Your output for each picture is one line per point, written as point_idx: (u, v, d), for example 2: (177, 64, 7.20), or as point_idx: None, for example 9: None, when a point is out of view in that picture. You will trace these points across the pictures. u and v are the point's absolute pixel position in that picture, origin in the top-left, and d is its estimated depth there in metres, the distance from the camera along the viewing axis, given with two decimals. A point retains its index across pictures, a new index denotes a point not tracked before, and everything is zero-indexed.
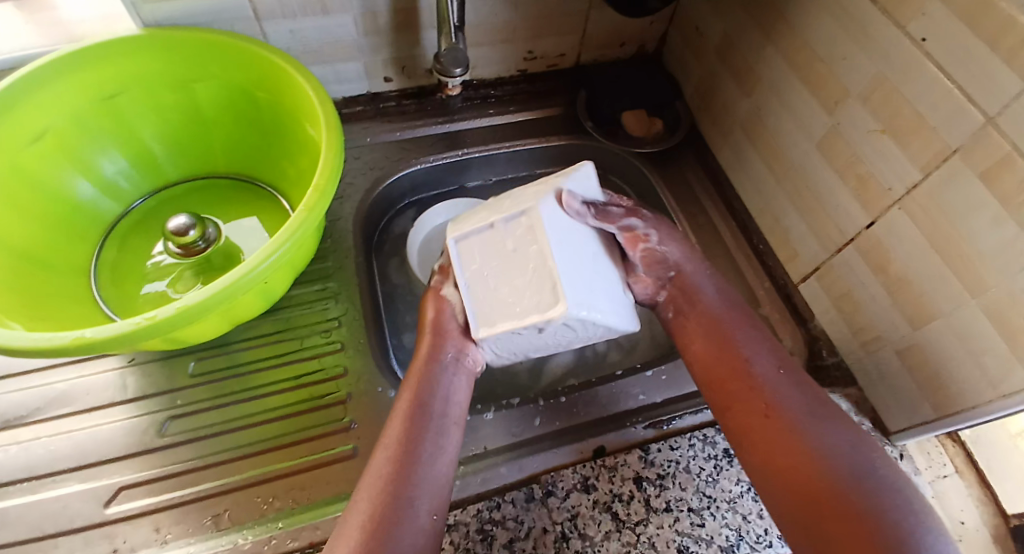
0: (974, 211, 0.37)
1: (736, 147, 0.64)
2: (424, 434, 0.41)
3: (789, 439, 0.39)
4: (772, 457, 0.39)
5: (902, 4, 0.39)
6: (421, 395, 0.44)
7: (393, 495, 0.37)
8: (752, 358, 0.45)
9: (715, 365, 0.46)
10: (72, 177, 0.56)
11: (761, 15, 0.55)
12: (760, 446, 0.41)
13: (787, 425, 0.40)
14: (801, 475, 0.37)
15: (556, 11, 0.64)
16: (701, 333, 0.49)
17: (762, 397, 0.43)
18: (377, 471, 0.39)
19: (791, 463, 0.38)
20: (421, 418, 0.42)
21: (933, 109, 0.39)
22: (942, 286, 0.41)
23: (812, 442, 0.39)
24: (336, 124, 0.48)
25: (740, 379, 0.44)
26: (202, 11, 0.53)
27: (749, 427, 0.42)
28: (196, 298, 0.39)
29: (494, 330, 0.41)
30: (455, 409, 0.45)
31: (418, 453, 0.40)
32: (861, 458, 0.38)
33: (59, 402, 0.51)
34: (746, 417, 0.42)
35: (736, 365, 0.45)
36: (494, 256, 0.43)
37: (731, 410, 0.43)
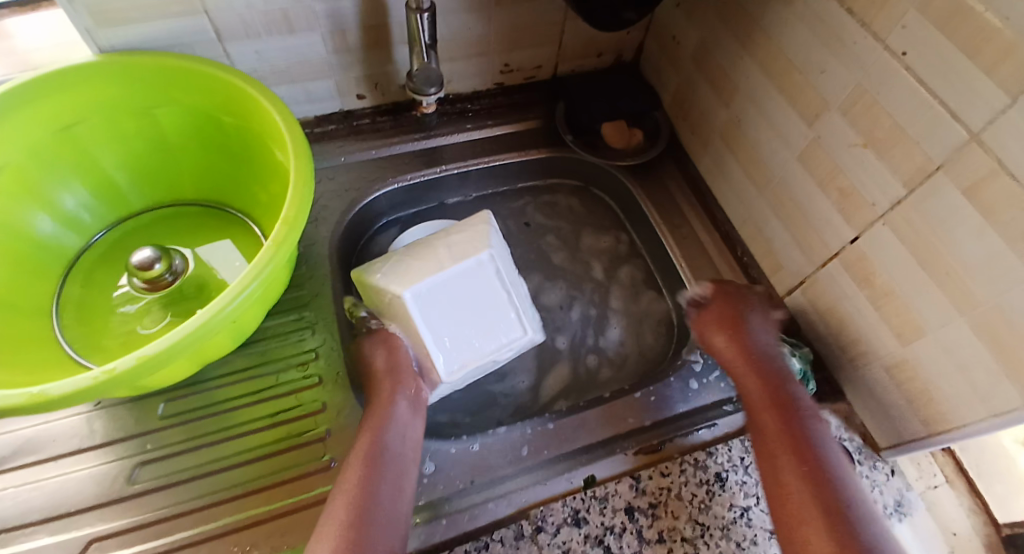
0: (959, 228, 0.37)
1: (717, 157, 0.63)
2: (379, 472, 0.41)
3: (826, 478, 0.41)
4: (787, 499, 0.40)
5: (880, 16, 0.38)
6: (376, 437, 0.44)
7: (350, 540, 0.37)
8: (802, 401, 0.47)
9: (764, 400, 0.47)
10: (32, 213, 0.53)
11: (737, 25, 0.54)
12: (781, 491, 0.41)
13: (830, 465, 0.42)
14: (816, 518, 0.38)
15: (531, 22, 0.62)
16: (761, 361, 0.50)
17: (816, 447, 0.43)
18: (339, 516, 0.38)
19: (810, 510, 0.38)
20: (379, 458, 0.42)
21: (914, 122, 0.38)
22: (929, 301, 0.41)
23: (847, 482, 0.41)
24: (304, 151, 0.46)
25: (798, 418, 0.45)
26: (159, 35, 0.50)
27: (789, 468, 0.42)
28: (158, 346, 0.37)
29: (472, 366, 0.51)
30: (408, 446, 0.45)
31: (377, 492, 0.40)
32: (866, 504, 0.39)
33: (25, 450, 0.48)
34: (780, 458, 0.42)
35: (788, 398, 0.47)
36: (444, 313, 0.51)
37: (786, 438, 0.44)
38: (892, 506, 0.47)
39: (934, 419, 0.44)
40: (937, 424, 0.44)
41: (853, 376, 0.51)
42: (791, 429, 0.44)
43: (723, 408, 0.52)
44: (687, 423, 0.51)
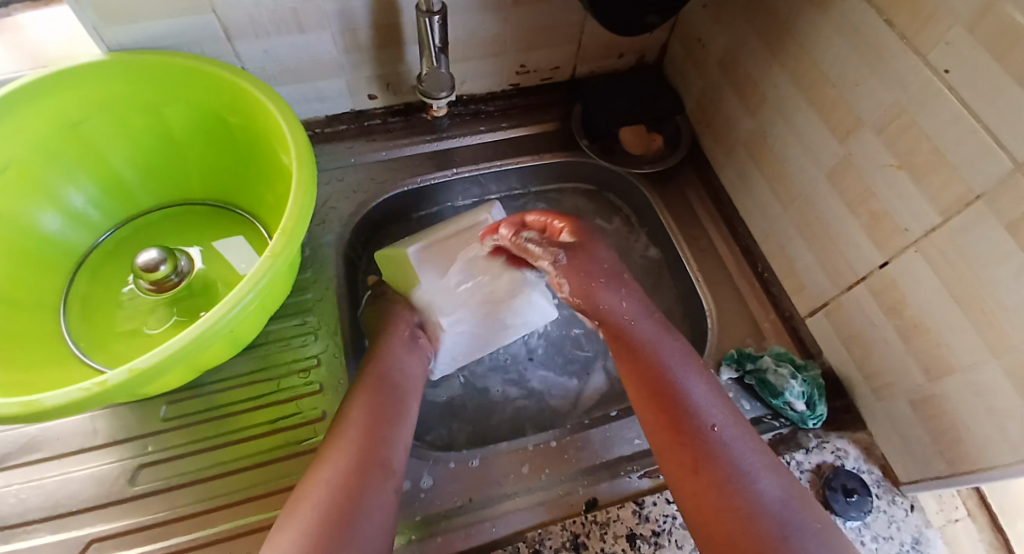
0: (998, 264, 0.34)
1: (739, 167, 0.60)
2: (386, 406, 0.44)
3: (722, 490, 0.35)
4: (704, 514, 0.35)
5: (923, 29, 0.36)
6: (383, 375, 0.47)
7: (362, 452, 0.40)
8: (703, 391, 0.42)
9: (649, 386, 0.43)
10: (40, 210, 0.53)
11: (766, 31, 0.51)
12: (690, 503, 0.37)
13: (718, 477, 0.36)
14: (730, 529, 0.34)
15: (548, 23, 0.60)
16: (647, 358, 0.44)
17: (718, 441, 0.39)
18: (351, 431, 0.41)
19: (717, 509, 0.35)
20: (384, 394, 0.45)
21: (955, 146, 0.35)
22: (962, 338, 0.38)
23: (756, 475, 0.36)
24: (308, 158, 0.45)
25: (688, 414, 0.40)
26: (168, 34, 0.49)
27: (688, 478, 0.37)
28: (151, 358, 0.36)
29: (459, 320, 0.54)
30: (410, 384, 0.48)
31: (387, 417, 0.43)
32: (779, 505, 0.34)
33: (30, 447, 0.48)
34: (690, 460, 0.38)
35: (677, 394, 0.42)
36: (442, 267, 0.54)
37: (676, 440, 0.39)
38: (909, 543, 0.45)
39: (960, 460, 0.41)
40: (963, 466, 0.41)
41: (876, 407, 0.48)
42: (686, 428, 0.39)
43: None
44: None
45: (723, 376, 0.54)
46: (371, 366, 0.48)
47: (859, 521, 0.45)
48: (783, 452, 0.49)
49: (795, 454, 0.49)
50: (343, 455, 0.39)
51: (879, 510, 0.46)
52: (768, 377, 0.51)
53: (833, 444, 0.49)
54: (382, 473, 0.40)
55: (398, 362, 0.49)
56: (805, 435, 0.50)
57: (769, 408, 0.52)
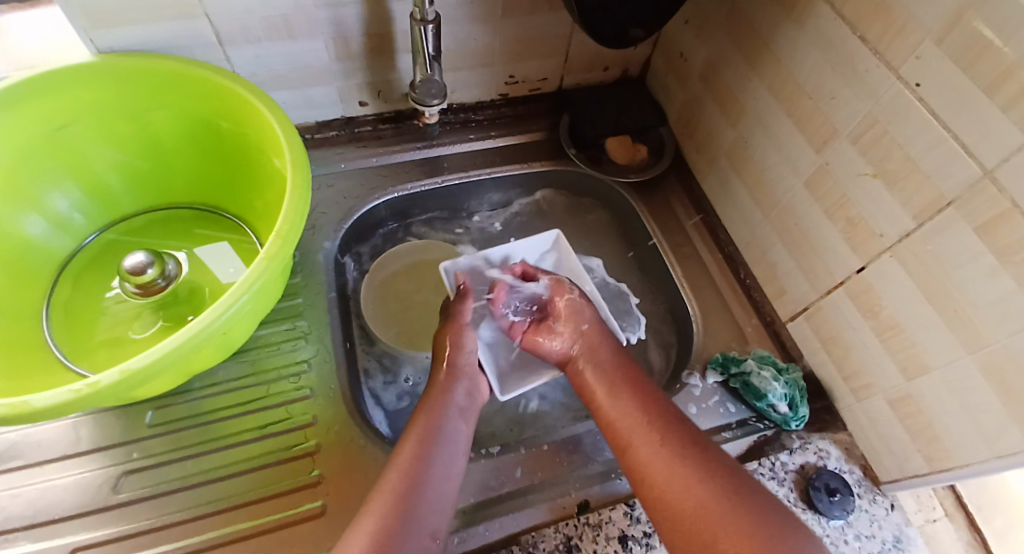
0: (970, 267, 0.36)
1: (721, 176, 0.62)
2: (435, 454, 0.42)
3: (678, 472, 0.39)
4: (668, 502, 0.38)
5: (895, 45, 0.38)
6: (432, 424, 0.44)
7: (398, 514, 0.37)
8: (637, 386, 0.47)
9: (621, 404, 0.46)
10: (22, 214, 0.52)
11: (747, 46, 0.53)
12: (662, 497, 0.38)
13: (666, 457, 0.40)
14: (698, 513, 0.36)
15: (537, 35, 0.62)
16: (626, 380, 0.48)
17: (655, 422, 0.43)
18: (391, 488, 0.38)
19: (676, 498, 0.38)
20: (432, 442, 0.43)
21: (926, 155, 0.37)
22: (937, 338, 0.40)
23: (731, 469, 0.39)
24: (302, 161, 0.46)
25: (667, 420, 0.43)
26: (159, 37, 0.49)
27: (658, 467, 0.40)
28: (144, 359, 0.35)
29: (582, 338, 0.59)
30: (459, 430, 0.46)
31: (432, 469, 0.41)
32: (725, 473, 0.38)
33: (8, 455, 0.46)
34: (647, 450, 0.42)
35: (646, 406, 0.45)
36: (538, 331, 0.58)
37: (651, 444, 0.42)
38: (891, 542, 0.46)
39: (937, 457, 0.43)
40: (941, 462, 0.43)
41: (855, 407, 0.50)
42: (658, 428, 0.43)
43: (721, 435, 0.52)
44: None
45: (708, 380, 0.55)
46: (418, 416, 0.45)
47: (842, 520, 0.46)
48: (768, 452, 0.50)
49: (779, 455, 0.50)
50: (377, 516, 0.36)
51: (860, 508, 0.47)
52: (752, 380, 0.52)
53: (816, 445, 0.51)
54: (420, 539, 0.36)
55: (450, 407, 0.47)
56: (788, 436, 0.51)
57: (753, 410, 0.54)
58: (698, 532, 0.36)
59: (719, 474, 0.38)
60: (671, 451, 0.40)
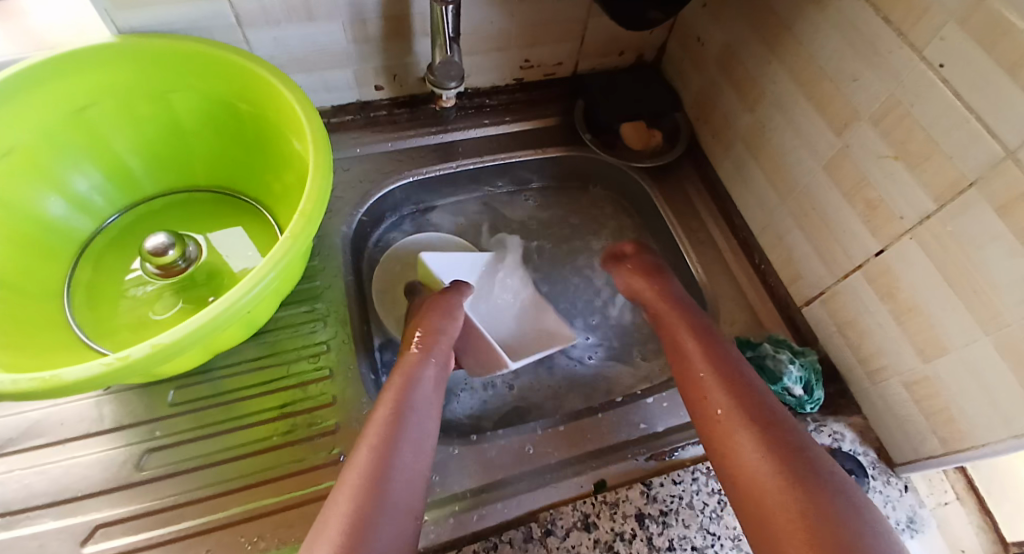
0: (990, 247, 0.36)
1: (737, 161, 0.62)
2: (406, 430, 0.40)
3: (738, 439, 0.39)
4: (726, 460, 0.39)
5: (919, 26, 0.38)
6: (404, 397, 0.42)
7: (372, 492, 0.35)
8: (727, 358, 0.46)
9: (693, 362, 0.47)
10: (43, 195, 0.53)
11: (765, 29, 0.53)
12: (724, 456, 0.39)
13: (728, 428, 0.40)
14: (761, 482, 0.35)
15: (552, 20, 0.62)
16: (696, 342, 0.49)
17: (734, 377, 0.44)
18: (360, 469, 0.36)
19: (744, 456, 0.37)
20: (404, 417, 0.41)
21: (950, 138, 0.37)
22: (955, 320, 0.40)
23: (798, 442, 0.38)
24: (323, 143, 0.46)
25: (731, 379, 0.44)
26: (181, 20, 0.50)
27: (720, 422, 0.41)
28: (174, 335, 0.36)
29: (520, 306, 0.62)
30: (428, 403, 0.44)
31: (405, 447, 0.39)
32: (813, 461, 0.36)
33: (32, 432, 0.47)
34: (708, 408, 0.42)
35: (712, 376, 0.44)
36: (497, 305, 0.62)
37: (707, 401, 0.43)
38: (904, 522, 0.47)
39: (953, 438, 0.43)
40: (956, 444, 0.43)
41: (870, 390, 0.50)
42: (727, 386, 0.43)
43: None
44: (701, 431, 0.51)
45: None
46: (390, 389, 0.43)
47: None
48: None
49: None
50: (350, 496, 0.34)
51: (874, 490, 0.48)
52: (767, 362, 0.52)
53: (830, 427, 0.51)
54: (395, 517, 0.34)
55: (424, 384, 0.45)
56: (803, 418, 0.52)
57: None
58: (751, 490, 0.36)
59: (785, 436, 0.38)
60: (734, 413, 0.40)
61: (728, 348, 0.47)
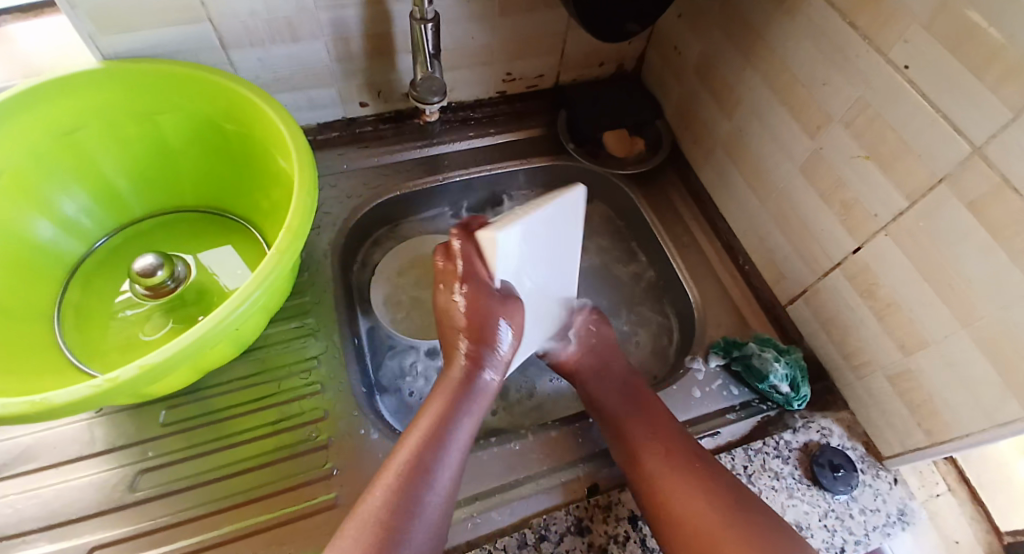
0: (962, 241, 0.37)
1: (718, 166, 0.63)
2: (438, 457, 0.40)
3: (687, 491, 0.41)
4: (672, 510, 0.41)
5: (884, 30, 0.39)
6: (444, 418, 0.42)
7: (395, 518, 0.37)
8: (658, 419, 0.47)
9: (637, 429, 0.47)
10: (32, 220, 0.53)
11: (739, 37, 0.54)
12: (664, 510, 0.41)
13: (682, 480, 0.42)
14: (705, 527, 0.39)
15: (533, 33, 0.63)
16: (632, 405, 0.49)
17: (671, 439, 0.45)
18: (384, 492, 0.38)
19: (687, 510, 0.40)
20: (436, 439, 0.41)
21: (918, 136, 0.39)
22: (932, 314, 0.41)
23: (732, 491, 0.41)
24: (309, 160, 0.46)
25: (664, 437, 0.46)
26: (165, 43, 0.51)
27: (660, 477, 0.43)
28: (161, 354, 0.36)
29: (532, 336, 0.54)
30: (468, 421, 0.43)
31: (431, 471, 0.39)
32: (750, 508, 0.40)
33: (25, 457, 0.47)
34: (649, 464, 0.44)
35: (663, 435, 0.46)
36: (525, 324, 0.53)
37: (653, 458, 0.44)
38: (895, 515, 0.47)
39: (936, 429, 0.44)
40: (939, 434, 0.44)
41: (856, 386, 0.51)
42: (662, 449, 0.45)
43: (726, 416, 0.53)
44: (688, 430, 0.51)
45: (711, 363, 0.56)
46: (433, 405, 0.43)
47: (847, 495, 0.47)
48: (772, 433, 0.51)
49: (783, 434, 0.51)
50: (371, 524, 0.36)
51: (864, 483, 0.48)
52: (754, 361, 0.53)
53: (818, 423, 0.52)
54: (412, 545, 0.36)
55: (481, 392, 0.45)
56: (791, 416, 0.52)
57: (757, 392, 0.54)
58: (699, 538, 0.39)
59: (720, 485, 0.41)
60: (675, 469, 0.43)
61: (660, 409, 0.49)
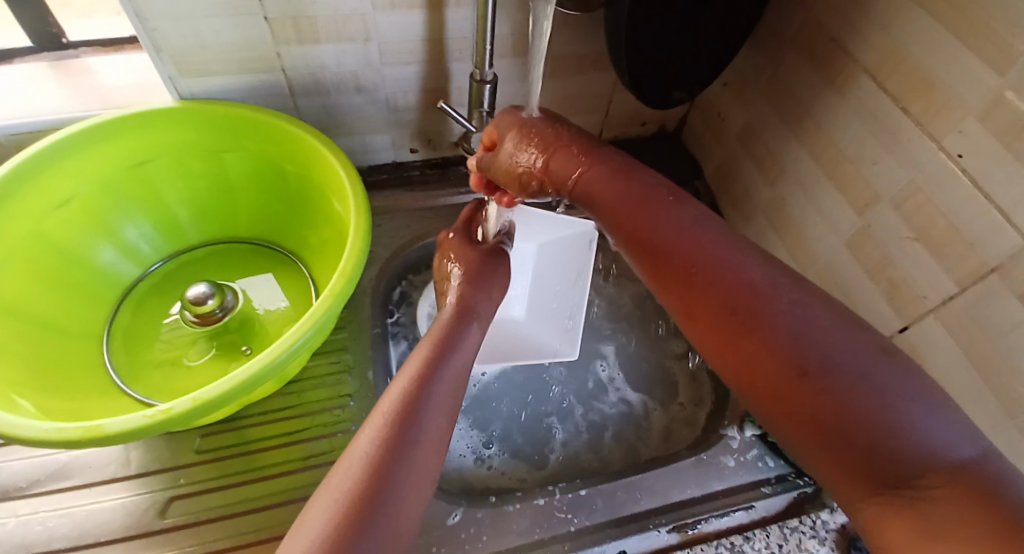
0: (1015, 332, 0.37)
1: (759, 231, 0.64)
2: (435, 392, 0.35)
3: (777, 343, 0.27)
4: (740, 367, 0.29)
5: (936, 118, 0.40)
6: (437, 356, 0.38)
7: (395, 445, 0.30)
8: (715, 248, 0.32)
9: (671, 233, 0.34)
10: (96, 242, 0.56)
11: (786, 111, 0.56)
12: (726, 360, 0.29)
13: (757, 320, 0.28)
14: (804, 393, 0.25)
15: (581, 94, 0.65)
16: (674, 227, 0.34)
17: (739, 284, 0.30)
18: (383, 417, 0.32)
19: (755, 358, 0.28)
20: (434, 378, 0.36)
21: (969, 223, 0.39)
22: (982, 404, 0.40)
23: (839, 358, 0.25)
24: (364, 207, 0.48)
25: (706, 264, 0.32)
26: (238, 88, 0.54)
27: (725, 347, 0.29)
28: (215, 390, 0.37)
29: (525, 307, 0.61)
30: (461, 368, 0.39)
31: (428, 405, 0.34)
32: (880, 370, 0.25)
33: (61, 474, 0.48)
34: (705, 322, 0.31)
35: (703, 250, 0.32)
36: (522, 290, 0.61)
37: (692, 308, 0.32)
38: None
39: None
40: None
41: None
42: (711, 294, 0.31)
43: (761, 490, 0.51)
44: (720, 501, 0.50)
45: (746, 433, 0.55)
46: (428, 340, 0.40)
47: None
48: (809, 511, 0.50)
49: (820, 513, 0.50)
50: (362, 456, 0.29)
51: None
52: None
53: None
54: (412, 490, 0.29)
55: (465, 347, 0.41)
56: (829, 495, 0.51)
57: (793, 466, 0.53)
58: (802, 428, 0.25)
59: (792, 336, 0.27)
60: (763, 344, 0.27)
61: (731, 249, 0.32)
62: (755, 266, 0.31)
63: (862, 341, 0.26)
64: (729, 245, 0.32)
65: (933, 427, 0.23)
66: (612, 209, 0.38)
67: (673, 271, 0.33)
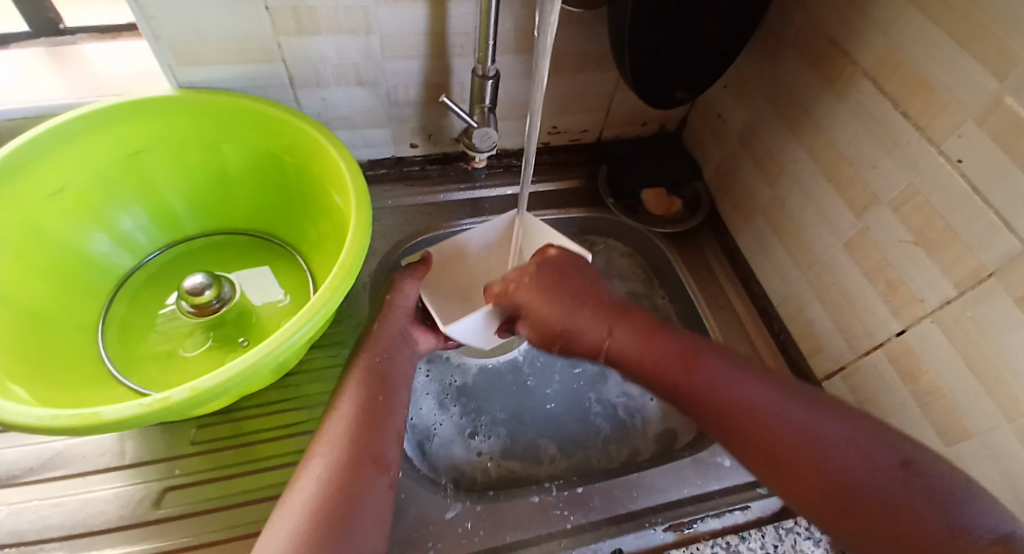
0: (1011, 334, 0.37)
1: (757, 232, 0.64)
2: (381, 407, 0.43)
3: (820, 467, 0.37)
4: (796, 485, 0.38)
5: (936, 122, 0.40)
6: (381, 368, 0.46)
7: (351, 450, 0.39)
8: (812, 416, 0.40)
9: (732, 400, 0.41)
10: (91, 231, 0.56)
11: (786, 112, 0.56)
12: (797, 498, 0.38)
13: (812, 454, 0.38)
14: (835, 470, 0.37)
15: (582, 92, 0.66)
16: (722, 380, 0.42)
17: (779, 420, 0.40)
18: (336, 432, 0.40)
19: (812, 470, 0.37)
20: (376, 389, 0.44)
21: (967, 226, 0.39)
22: (978, 405, 0.41)
23: (834, 459, 0.37)
24: (365, 199, 0.48)
25: (738, 410, 0.41)
26: (238, 79, 0.54)
27: (741, 437, 0.41)
28: (213, 380, 0.37)
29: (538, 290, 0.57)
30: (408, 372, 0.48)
31: (378, 426, 0.42)
32: (881, 470, 0.36)
33: (54, 463, 0.48)
34: (771, 436, 0.39)
35: (759, 405, 0.41)
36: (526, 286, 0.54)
37: (741, 439, 0.41)
38: None
39: None
40: None
41: None
42: (782, 445, 0.39)
43: (757, 491, 0.51)
44: (717, 501, 0.50)
45: None
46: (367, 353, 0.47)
47: None
48: None
49: None
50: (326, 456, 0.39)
51: None
52: None
53: None
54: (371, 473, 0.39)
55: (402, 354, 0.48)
56: None
57: None
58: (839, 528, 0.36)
59: (804, 453, 0.38)
60: (790, 459, 0.38)
61: (801, 410, 0.40)
62: (833, 427, 0.39)
63: (846, 429, 0.38)
64: (741, 370, 0.43)
65: (975, 517, 0.33)
66: (645, 361, 0.45)
67: (724, 419, 0.42)
